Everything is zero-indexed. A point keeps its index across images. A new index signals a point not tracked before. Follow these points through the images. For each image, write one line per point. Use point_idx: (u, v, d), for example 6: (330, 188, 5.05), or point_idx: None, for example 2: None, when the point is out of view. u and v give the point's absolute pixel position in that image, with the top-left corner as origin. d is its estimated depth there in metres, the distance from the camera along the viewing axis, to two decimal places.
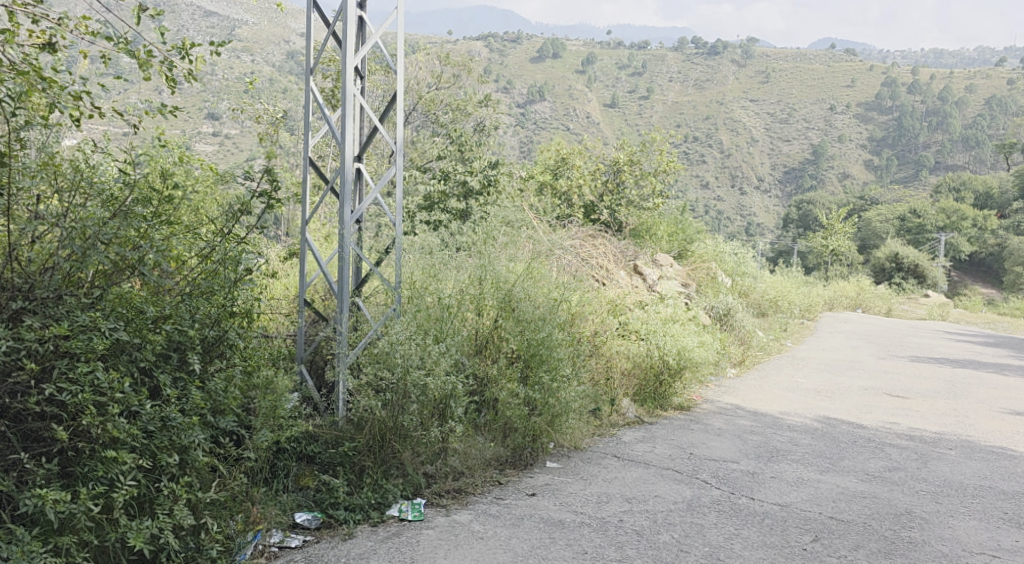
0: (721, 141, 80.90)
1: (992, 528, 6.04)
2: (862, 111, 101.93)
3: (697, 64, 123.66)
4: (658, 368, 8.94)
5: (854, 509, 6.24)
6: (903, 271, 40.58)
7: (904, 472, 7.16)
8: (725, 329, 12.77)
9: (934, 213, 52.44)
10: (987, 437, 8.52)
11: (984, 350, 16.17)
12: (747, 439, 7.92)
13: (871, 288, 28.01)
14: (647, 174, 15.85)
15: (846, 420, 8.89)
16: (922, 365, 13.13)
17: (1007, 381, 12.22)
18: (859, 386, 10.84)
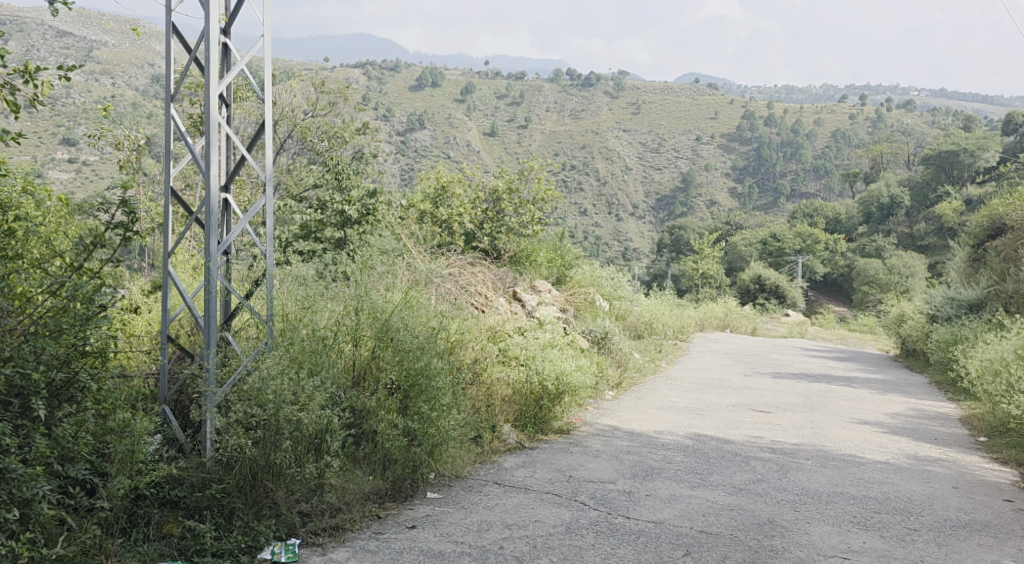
0: (595, 170, 82.86)
1: (843, 531, 6.34)
2: (725, 142, 106.77)
3: (571, 94, 126.57)
4: (537, 393, 9.03)
5: (722, 522, 6.40)
6: (765, 292, 42.54)
7: (767, 483, 7.41)
8: (602, 352, 13.00)
9: (793, 237, 55.28)
10: (840, 446, 8.95)
11: (838, 365, 17.05)
12: (624, 460, 8.03)
13: (737, 308, 29.12)
14: (526, 202, 15.60)
15: (716, 436, 9.15)
16: (784, 381, 13.70)
17: (859, 393, 12.89)
18: (727, 403, 11.21)
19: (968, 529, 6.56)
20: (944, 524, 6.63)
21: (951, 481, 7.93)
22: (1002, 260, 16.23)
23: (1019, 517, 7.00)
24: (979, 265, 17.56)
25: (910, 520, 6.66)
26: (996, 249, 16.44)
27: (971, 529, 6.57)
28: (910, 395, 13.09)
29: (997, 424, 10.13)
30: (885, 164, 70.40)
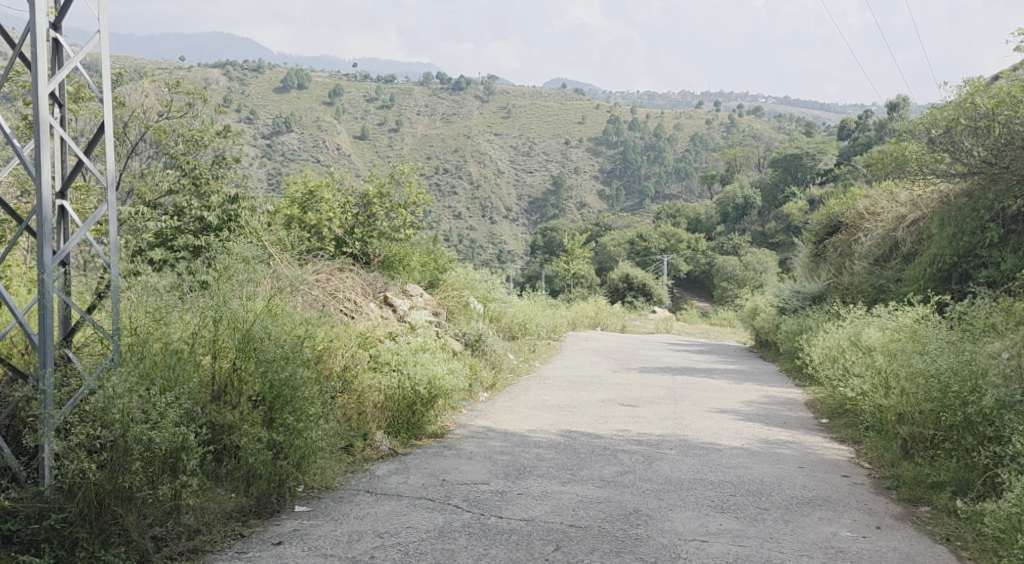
0: (466, 173, 83.02)
1: (703, 515, 6.53)
2: (592, 145, 109.23)
3: (440, 97, 126.36)
4: (410, 399, 8.86)
5: (591, 515, 6.46)
6: (633, 290, 43.67)
7: (634, 475, 7.55)
8: (476, 354, 12.97)
9: (658, 237, 57.08)
10: (701, 435, 9.23)
11: (700, 358, 17.66)
12: (497, 460, 8.01)
13: (607, 307, 29.71)
14: (397, 206, 15.26)
15: (586, 431, 9.25)
16: (651, 375, 14.05)
17: (720, 384, 13.38)
18: (597, 399, 11.38)
19: (811, 505, 6.92)
20: (790, 501, 6.96)
21: (798, 461, 8.35)
22: (840, 255, 17.28)
23: (855, 490, 7.45)
24: (820, 260, 18.64)
25: (762, 501, 6.94)
26: (835, 245, 17.61)
27: (814, 505, 6.93)
28: (764, 384, 13.72)
29: (838, 406, 10.78)
30: (739, 167, 73.76)
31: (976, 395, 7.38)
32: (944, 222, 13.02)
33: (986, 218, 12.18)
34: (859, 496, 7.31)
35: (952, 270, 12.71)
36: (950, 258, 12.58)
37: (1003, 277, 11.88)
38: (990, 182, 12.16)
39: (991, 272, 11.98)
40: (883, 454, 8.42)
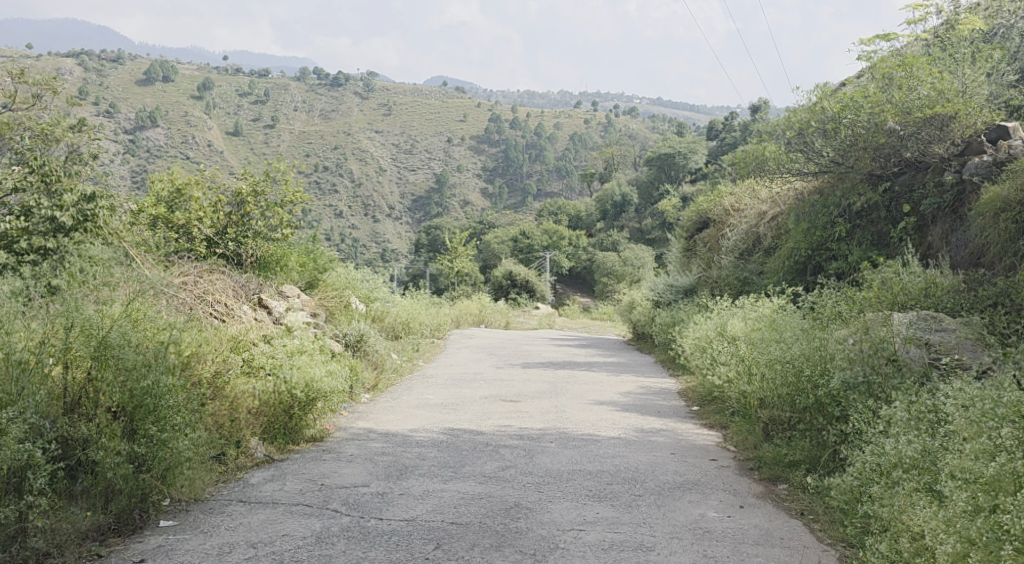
0: (345, 172, 81.71)
1: (581, 505, 6.65)
2: (473, 144, 109.52)
3: (318, 94, 123.95)
4: (287, 402, 8.56)
5: (472, 511, 6.47)
6: (517, 288, 43.96)
7: (514, 469, 7.60)
8: (357, 354, 12.77)
9: (540, 234, 57.71)
10: (580, 427, 9.40)
11: (580, 351, 17.99)
12: (377, 461, 7.89)
13: (491, 305, 29.80)
14: (273, 205, 14.42)
15: (467, 428, 9.26)
16: (532, 370, 14.21)
17: (599, 377, 13.66)
18: (479, 396, 11.41)
19: (682, 489, 7.16)
20: (663, 487, 7.19)
21: (671, 448, 8.62)
22: (710, 249, 17.96)
23: (722, 473, 7.76)
24: (692, 255, 19.28)
25: (636, 488, 7.13)
26: (705, 240, 18.32)
27: (685, 489, 7.17)
28: (640, 375, 14.09)
29: (708, 394, 11.20)
30: (617, 165, 75.37)
31: (825, 378, 7.79)
32: (799, 218, 13.90)
33: (836, 214, 12.91)
34: (726, 478, 7.62)
35: (808, 262, 13.29)
36: (805, 251, 13.23)
37: (851, 268, 12.38)
38: (838, 180, 13.08)
39: (840, 264, 12.51)
40: (748, 437, 8.80)
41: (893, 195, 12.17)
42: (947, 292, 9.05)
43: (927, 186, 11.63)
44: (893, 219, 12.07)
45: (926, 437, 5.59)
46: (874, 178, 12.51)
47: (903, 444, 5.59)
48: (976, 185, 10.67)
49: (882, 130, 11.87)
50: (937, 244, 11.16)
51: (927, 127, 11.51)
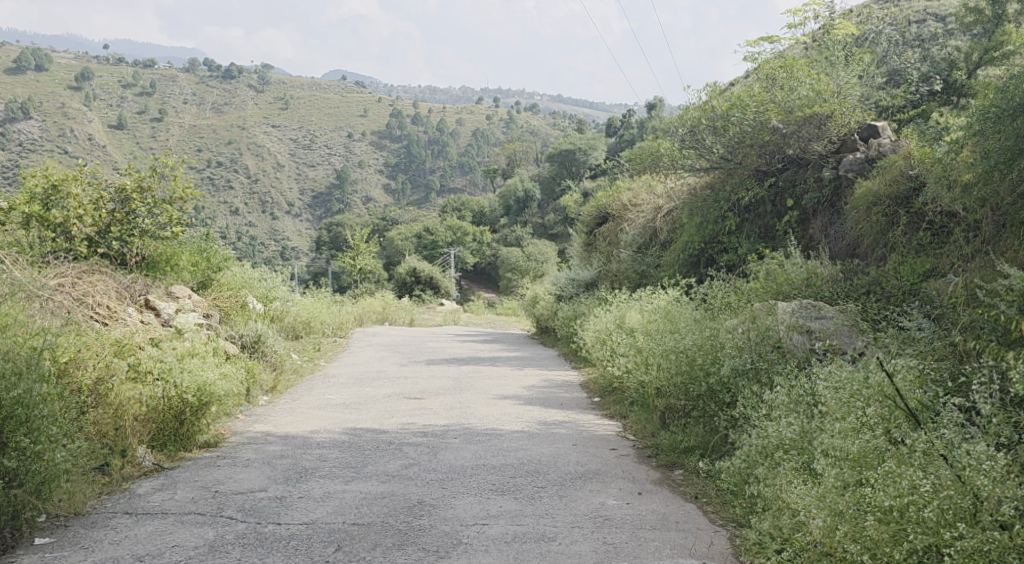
0: (242, 168, 79.68)
1: (484, 499, 6.78)
2: (375, 139, 108.50)
3: (212, 87, 120.42)
4: (178, 408, 8.25)
5: (374, 511, 6.47)
6: (421, 284, 43.80)
7: (418, 466, 7.65)
8: (255, 356, 12.55)
9: (443, 231, 57.62)
10: (483, 422, 9.53)
11: (483, 347, 18.14)
12: (276, 464, 7.76)
13: (394, 302, 29.60)
14: (161, 201, 13.85)
15: (370, 427, 9.25)
16: (437, 367, 14.27)
17: (502, 371, 13.84)
18: (383, 394, 11.42)
19: (583, 479, 7.38)
20: (565, 478, 7.39)
21: (573, 439, 8.85)
22: (610, 244, 18.40)
23: (621, 461, 8.02)
24: (592, 249, 19.68)
25: (539, 480, 7.31)
26: (605, 235, 18.77)
27: (586, 479, 7.40)
28: (543, 369, 14.35)
29: (608, 386, 11.51)
30: (519, 161, 75.79)
31: (717, 365, 8.17)
32: (692, 213, 14.21)
33: (726, 208, 13.39)
34: (625, 466, 7.88)
35: (701, 255, 13.72)
36: (698, 244, 13.70)
37: (741, 260, 12.89)
38: (727, 176, 13.61)
39: (730, 256, 13.00)
40: (646, 426, 9.09)
41: (778, 189, 12.80)
42: (826, 282, 9.60)
43: (808, 182, 12.25)
44: (778, 213, 12.73)
45: (805, 419, 5.95)
46: (760, 173, 13.08)
47: (784, 427, 5.93)
48: (851, 180, 11.43)
49: (767, 128, 12.39)
50: (818, 237, 11.78)
51: (807, 126, 12.14)
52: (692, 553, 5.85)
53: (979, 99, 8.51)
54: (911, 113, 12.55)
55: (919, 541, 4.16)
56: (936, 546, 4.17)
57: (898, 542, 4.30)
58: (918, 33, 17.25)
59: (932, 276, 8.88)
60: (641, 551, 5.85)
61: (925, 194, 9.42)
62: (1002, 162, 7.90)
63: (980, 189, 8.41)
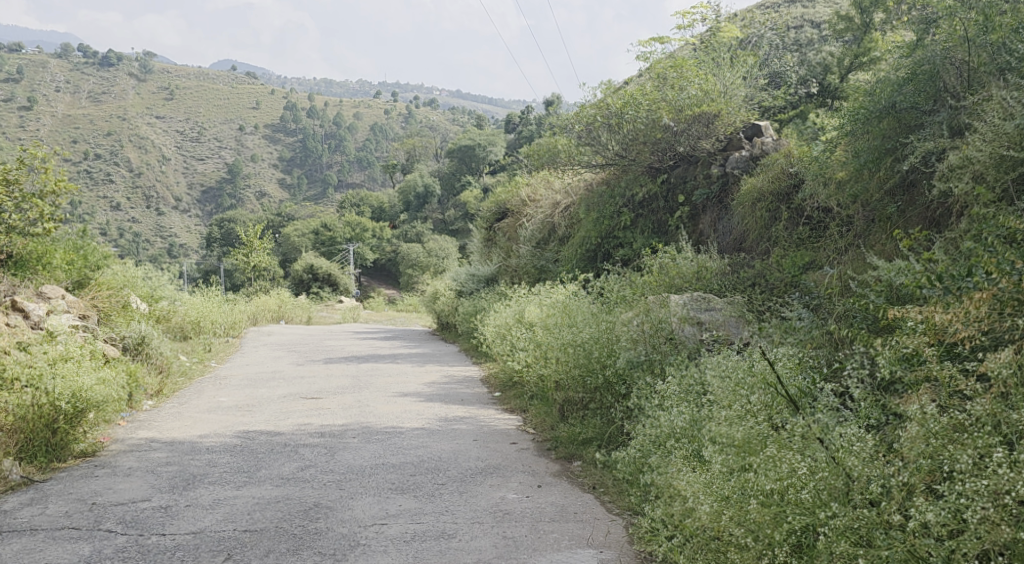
0: (126, 161, 76.55)
1: (383, 499, 6.76)
2: (269, 134, 106.01)
3: (93, 77, 115.16)
4: (50, 417, 7.82)
5: (267, 516, 6.37)
6: (318, 282, 42.98)
7: (314, 468, 7.56)
8: (138, 358, 12.08)
9: (341, 227, 56.78)
10: (383, 420, 9.49)
11: (383, 344, 18.00)
12: (161, 472, 7.51)
13: (290, 299, 28.98)
14: (30, 195, 13.02)
15: (264, 430, 9.07)
16: (335, 366, 14.08)
17: (401, 368, 13.77)
18: (277, 396, 11.20)
19: (483, 474, 7.45)
20: (465, 474, 7.44)
21: (473, 434, 8.90)
22: (509, 239, 18.50)
23: (521, 455, 8.12)
24: (492, 245, 19.79)
25: (439, 477, 7.34)
26: (505, 230, 18.91)
27: (486, 474, 7.46)
28: (444, 365, 14.35)
29: (509, 381, 11.62)
30: (418, 156, 75.27)
31: (613, 358, 8.36)
32: (589, 208, 14.66)
33: (621, 204, 13.77)
34: (524, 459, 7.98)
35: (597, 250, 14.00)
36: (595, 239, 13.94)
37: (636, 254, 13.19)
38: (622, 172, 13.90)
39: (626, 251, 13.29)
40: (546, 419, 9.21)
41: (670, 185, 13.14)
42: (715, 275, 9.92)
43: (697, 178, 12.64)
44: (670, 209, 12.99)
45: (695, 408, 6.15)
46: (653, 170, 13.50)
47: (675, 415, 6.13)
48: (738, 177, 11.83)
49: (659, 126, 12.75)
50: (707, 232, 12.16)
51: (696, 124, 12.55)
52: (589, 542, 5.98)
53: (850, 101, 8.95)
54: (792, 113, 13.14)
55: (797, 522, 4.37)
56: (812, 525, 4.40)
57: (778, 524, 4.52)
58: (797, 37, 18.06)
59: (811, 269, 9.28)
60: (540, 544, 5.95)
61: (804, 190, 9.84)
62: (870, 161, 8.50)
63: (851, 185, 8.99)
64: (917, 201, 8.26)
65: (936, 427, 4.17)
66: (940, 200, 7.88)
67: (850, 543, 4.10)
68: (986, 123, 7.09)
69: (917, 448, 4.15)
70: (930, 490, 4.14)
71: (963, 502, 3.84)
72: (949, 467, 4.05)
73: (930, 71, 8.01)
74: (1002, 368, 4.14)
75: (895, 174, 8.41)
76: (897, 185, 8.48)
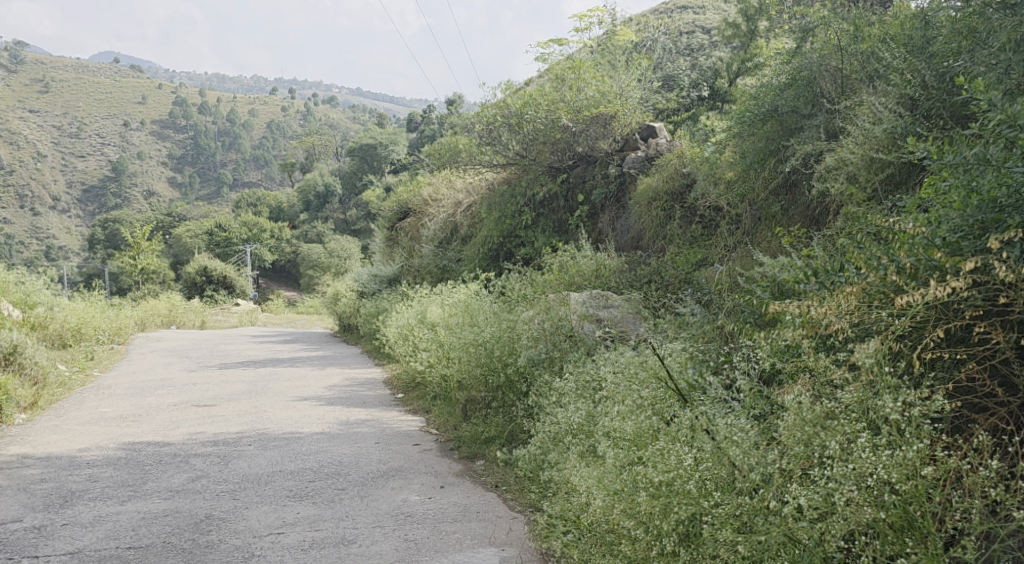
0: (3, 159, 72.60)
1: (279, 507, 6.61)
2: (160, 132, 102.34)
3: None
4: None
5: (153, 531, 6.13)
6: (213, 284, 41.62)
7: (206, 479, 7.33)
8: (11, 369, 11.46)
9: (237, 227, 55.29)
10: (280, 426, 9.28)
11: (282, 347, 17.62)
12: (36, 490, 7.14)
13: (182, 303, 28.01)
14: None
15: (151, 441, 8.74)
16: (229, 371, 13.70)
17: (299, 372, 13.49)
18: (166, 404, 10.81)
19: (385, 477, 7.36)
20: (366, 477, 7.34)
21: (375, 437, 8.80)
22: (412, 239, 18.41)
23: (424, 456, 8.06)
24: (393, 245, 19.61)
25: (339, 482, 7.22)
26: (407, 230, 18.79)
27: (387, 477, 7.38)
28: (345, 367, 14.14)
29: (411, 381, 11.53)
30: (318, 154, 73.89)
31: (514, 356, 8.40)
32: (491, 208, 14.70)
33: (522, 203, 13.86)
34: (427, 460, 7.93)
35: (500, 249, 14.06)
36: (497, 238, 13.99)
37: (537, 253, 13.28)
38: (523, 172, 13.98)
39: (527, 249, 13.36)
40: (449, 419, 9.17)
41: (570, 185, 13.27)
42: (613, 272, 10.08)
43: (596, 178, 12.82)
44: (570, 208, 13.15)
45: (591, 404, 6.21)
46: (553, 169, 13.57)
47: (572, 412, 6.18)
48: (634, 176, 12.03)
49: (558, 126, 12.88)
50: (606, 230, 12.34)
51: (594, 125, 12.71)
52: (491, 541, 5.98)
53: (738, 103, 9.24)
54: (685, 115, 13.48)
55: (683, 511, 4.44)
56: (698, 514, 4.48)
57: (667, 514, 4.58)
58: (689, 42, 18.55)
59: (704, 266, 9.51)
60: (442, 545, 5.91)
61: (696, 189, 10.10)
62: (756, 161, 8.77)
63: (738, 185, 9.28)
64: (798, 200, 8.57)
65: (809, 414, 4.31)
66: (818, 200, 8.19)
67: (730, 530, 4.20)
68: (859, 126, 7.46)
69: (793, 436, 4.28)
70: (805, 476, 4.28)
71: (832, 485, 3.97)
72: (821, 453, 4.19)
73: (808, 77, 8.32)
74: (869, 358, 4.31)
75: (779, 174, 8.72)
76: (781, 186, 8.80)
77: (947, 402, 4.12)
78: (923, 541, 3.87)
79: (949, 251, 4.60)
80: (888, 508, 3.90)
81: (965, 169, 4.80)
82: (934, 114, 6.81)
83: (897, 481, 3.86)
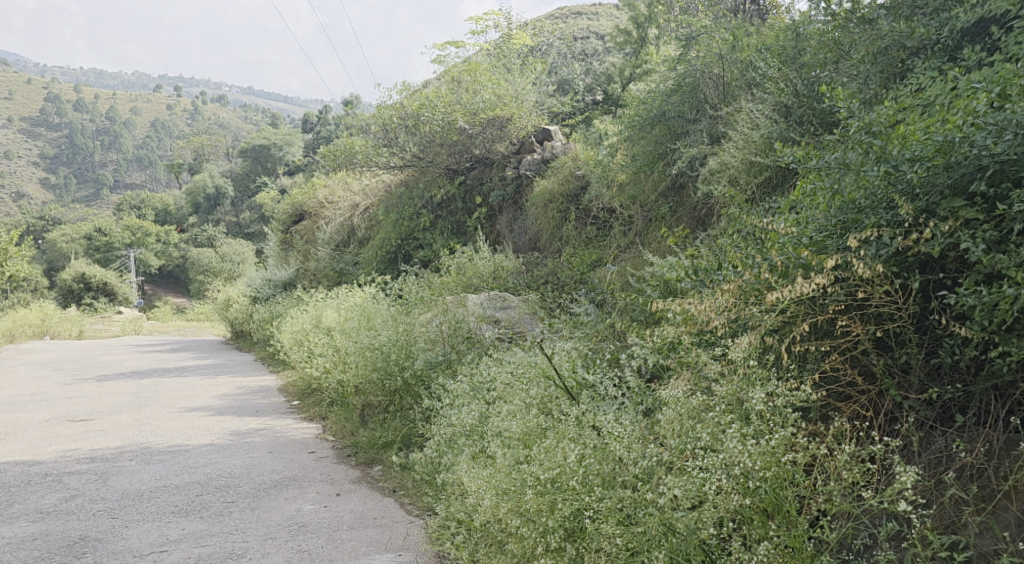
0: None
1: (162, 525, 6.34)
2: (35, 131, 97.31)
3: None
4: None
5: (22, 557, 5.80)
6: (93, 291, 39.73)
7: (81, 498, 6.98)
8: None
9: (120, 231, 53.04)
10: (165, 439, 8.92)
11: (169, 356, 16.99)
12: None
13: (56, 313, 26.64)
14: None
15: (20, 460, 8.26)
16: (109, 383, 13.10)
17: (185, 382, 13.01)
18: (38, 420, 10.24)
19: (279, 487, 7.17)
20: (258, 488, 7.13)
21: (268, 446, 8.57)
22: (308, 242, 18.08)
23: (320, 464, 7.88)
24: (287, 249, 19.18)
25: (228, 494, 6.99)
26: (302, 233, 18.42)
27: (282, 487, 7.18)
28: (237, 375, 13.72)
29: (307, 388, 11.27)
30: (208, 155, 71.63)
31: (411, 359, 8.32)
32: (388, 210, 14.56)
33: (420, 205, 13.79)
34: (323, 468, 7.76)
35: (398, 251, 13.93)
36: (395, 241, 13.86)
37: (435, 255, 13.19)
38: (420, 174, 13.89)
39: (425, 252, 13.25)
40: (345, 425, 9.00)
41: (467, 187, 13.33)
42: (510, 273, 10.11)
43: (494, 180, 12.90)
44: (468, 210, 13.18)
45: (484, 405, 6.21)
46: (450, 171, 13.56)
47: (465, 414, 6.17)
48: (530, 179, 12.14)
49: (453, 129, 12.76)
50: (503, 232, 12.38)
51: (490, 127, 12.72)
52: (388, 547, 5.89)
53: (629, 108, 9.44)
54: (579, 118, 13.64)
55: (567, 507, 4.46)
56: (582, 510, 4.51)
57: (552, 511, 4.59)
58: (584, 48, 18.80)
59: (598, 266, 9.61)
60: (336, 554, 5.79)
61: (590, 191, 10.21)
62: (645, 164, 8.97)
63: (629, 188, 9.43)
64: (685, 202, 8.74)
65: (685, 408, 4.40)
66: (702, 201, 8.35)
67: (612, 522, 4.24)
68: (739, 130, 7.68)
69: (670, 430, 4.36)
70: (682, 468, 4.35)
71: (703, 476, 4.06)
72: (695, 445, 4.28)
73: (692, 83, 8.55)
74: (740, 353, 4.44)
75: (667, 177, 8.89)
76: (669, 188, 8.93)
77: (812, 392, 4.27)
78: (790, 525, 3.99)
79: (814, 250, 4.76)
80: (756, 495, 4.01)
81: (826, 173, 4.94)
82: (805, 121, 7.05)
83: (759, 469, 3.97)
